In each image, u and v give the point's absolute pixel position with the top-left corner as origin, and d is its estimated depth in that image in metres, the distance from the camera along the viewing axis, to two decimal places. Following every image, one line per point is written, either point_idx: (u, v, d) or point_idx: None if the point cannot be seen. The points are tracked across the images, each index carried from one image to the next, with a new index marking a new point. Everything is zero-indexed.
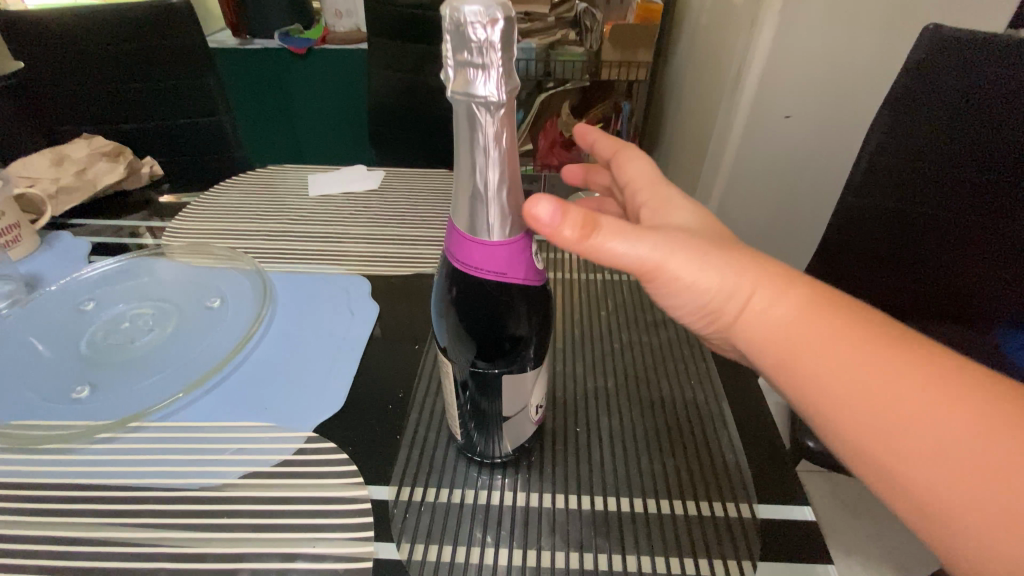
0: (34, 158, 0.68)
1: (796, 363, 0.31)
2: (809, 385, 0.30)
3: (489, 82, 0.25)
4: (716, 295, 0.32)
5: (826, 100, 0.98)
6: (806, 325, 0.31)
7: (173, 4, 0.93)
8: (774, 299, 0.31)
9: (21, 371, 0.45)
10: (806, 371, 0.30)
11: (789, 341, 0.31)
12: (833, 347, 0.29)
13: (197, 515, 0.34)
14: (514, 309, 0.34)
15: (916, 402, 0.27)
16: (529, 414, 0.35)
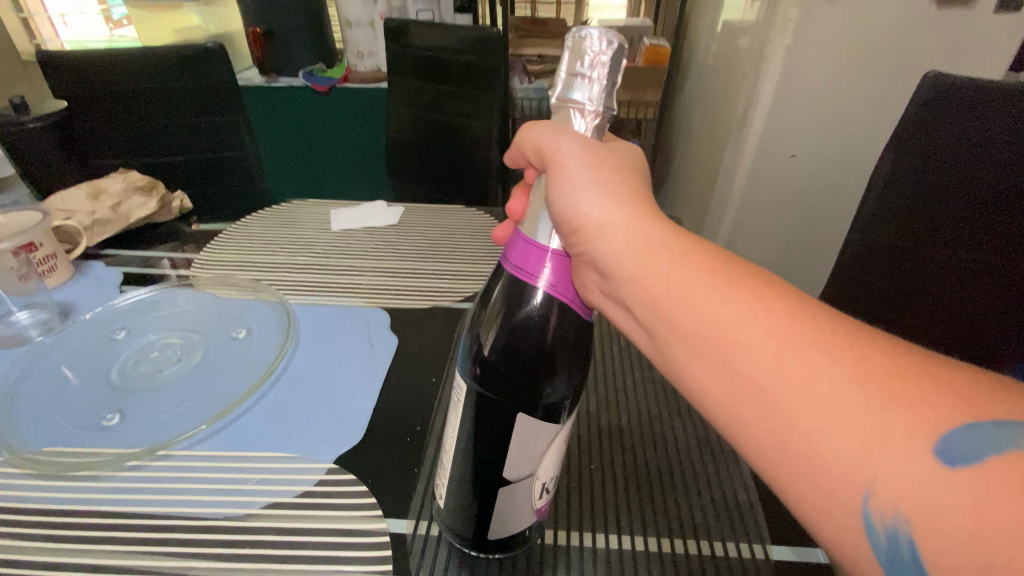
0: (73, 191, 0.71)
1: (658, 286, 0.28)
2: (670, 311, 0.27)
3: (588, 91, 0.29)
4: (588, 213, 0.30)
5: (831, 145, 0.99)
6: (662, 250, 0.28)
7: (207, 47, 0.99)
8: (643, 225, 0.30)
9: (55, 397, 0.46)
10: (656, 290, 0.28)
11: (651, 264, 0.28)
12: (695, 270, 0.27)
13: (222, 545, 0.35)
14: (556, 369, 0.35)
15: (784, 323, 0.24)
16: (535, 492, 0.31)
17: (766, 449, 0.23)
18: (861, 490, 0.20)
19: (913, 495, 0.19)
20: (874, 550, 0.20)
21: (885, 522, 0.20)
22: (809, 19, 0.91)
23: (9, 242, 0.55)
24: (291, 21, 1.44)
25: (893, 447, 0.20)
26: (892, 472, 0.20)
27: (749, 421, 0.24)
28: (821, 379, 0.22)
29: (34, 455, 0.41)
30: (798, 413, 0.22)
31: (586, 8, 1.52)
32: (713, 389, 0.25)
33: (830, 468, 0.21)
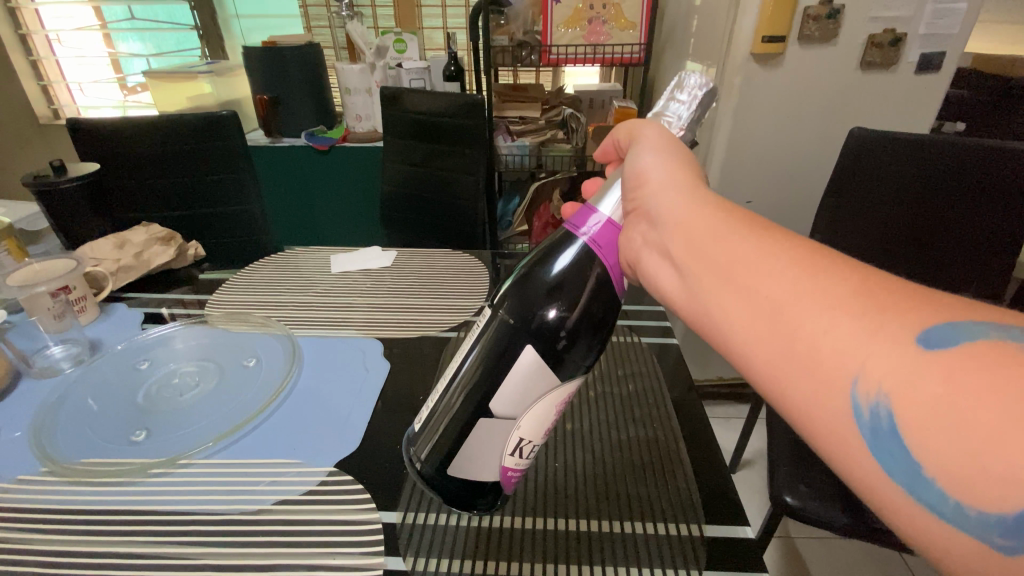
0: (100, 241, 0.79)
1: (697, 237, 0.33)
2: (709, 257, 0.31)
3: (681, 111, 0.37)
4: (657, 186, 0.36)
5: (779, 190, 1.19)
6: (712, 213, 0.33)
7: (221, 115, 1.10)
8: (691, 193, 0.35)
9: (88, 418, 0.53)
10: (698, 239, 0.33)
11: (692, 221, 0.33)
12: (733, 224, 0.32)
13: (236, 534, 0.41)
14: (577, 346, 0.36)
15: (805, 255, 0.28)
16: (510, 441, 0.35)
17: (777, 354, 0.27)
18: (853, 376, 0.24)
19: (897, 374, 0.22)
20: (861, 427, 0.23)
21: (870, 399, 0.23)
22: (750, 86, 1.07)
23: (46, 286, 0.62)
24: (296, 88, 1.59)
25: (884, 340, 0.23)
26: (880, 358, 0.23)
27: (762, 332, 0.27)
28: (830, 292, 0.26)
29: (71, 466, 0.47)
30: (807, 318, 0.26)
31: (562, 75, 1.69)
32: (737, 311, 0.29)
33: (829, 361, 0.24)
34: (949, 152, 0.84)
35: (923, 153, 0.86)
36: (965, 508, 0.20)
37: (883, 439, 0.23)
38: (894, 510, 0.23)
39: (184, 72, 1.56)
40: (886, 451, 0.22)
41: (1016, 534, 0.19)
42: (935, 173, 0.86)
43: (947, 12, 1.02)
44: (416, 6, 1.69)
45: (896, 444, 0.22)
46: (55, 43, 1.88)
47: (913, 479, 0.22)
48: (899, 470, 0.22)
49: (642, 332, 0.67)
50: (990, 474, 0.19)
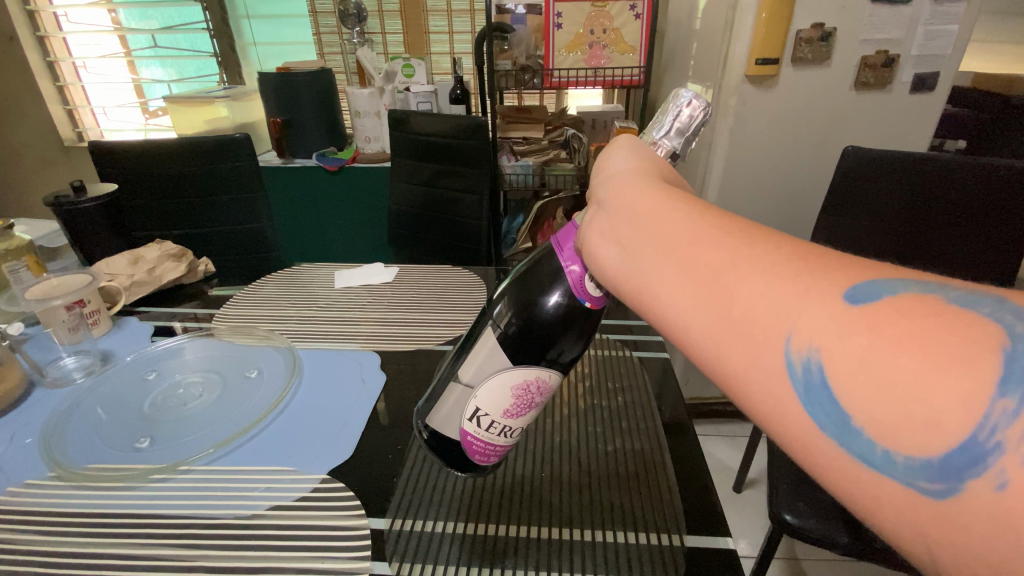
0: (115, 258, 0.83)
1: (638, 212, 0.31)
2: (650, 228, 0.30)
3: (668, 124, 0.36)
4: (618, 175, 0.35)
5: (777, 209, 1.21)
6: (657, 188, 0.32)
7: (235, 137, 1.15)
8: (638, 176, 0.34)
9: (96, 426, 0.55)
10: (640, 213, 0.31)
11: (633, 196, 0.32)
12: (675, 198, 0.31)
13: (231, 538, 0.43)
14: (562, 341, 0.40)
15: (738, 226, 0.27)
16: (468, 408, 0.38)
17: (710, 318, 0.26)
18: (785, 333, 0.23)
19: (828, 329, 0.21)
20: (794, 384, 0.23)
21: (802, 355, 0.22)
22: (745, 107, 1.09)
23: (62, 300, 0.65)
24: (308, 111, 1.65)
25: (816, 297, 0.23)
26: (810, 314, 0.22)
27: (698, 297, 0.26)
28: (761, 255, 0.25)
29: (77, 471, 0.50)
30: (740, 281, 0.25)
31: (566, 97, 1.74)
32: (675, 279, 0.28)
33: (763, 321, 0.24)
34: (942, 169, 0.85)
35: (918, 171, 0.87)
36: (894, 455, 0.19)
37: (815, 394, 0.22)
38: (826, 467, 0.22)
39: (201, 98, 1.63)
40: (819, 407, 0.22)
41: (941, 475, 0.18)
42: (929, 191, 0.87)
43: (939, 33, 1.04)
44: (424, 32, 1.75)
45: (827, 399, 0.21)
46: (81, 69, 1.97)
47: (844, 431, 0.21)
48: (830, 423, 0.21)
49: (633, 346, 0.68)
50: (917, 419, 0.19)
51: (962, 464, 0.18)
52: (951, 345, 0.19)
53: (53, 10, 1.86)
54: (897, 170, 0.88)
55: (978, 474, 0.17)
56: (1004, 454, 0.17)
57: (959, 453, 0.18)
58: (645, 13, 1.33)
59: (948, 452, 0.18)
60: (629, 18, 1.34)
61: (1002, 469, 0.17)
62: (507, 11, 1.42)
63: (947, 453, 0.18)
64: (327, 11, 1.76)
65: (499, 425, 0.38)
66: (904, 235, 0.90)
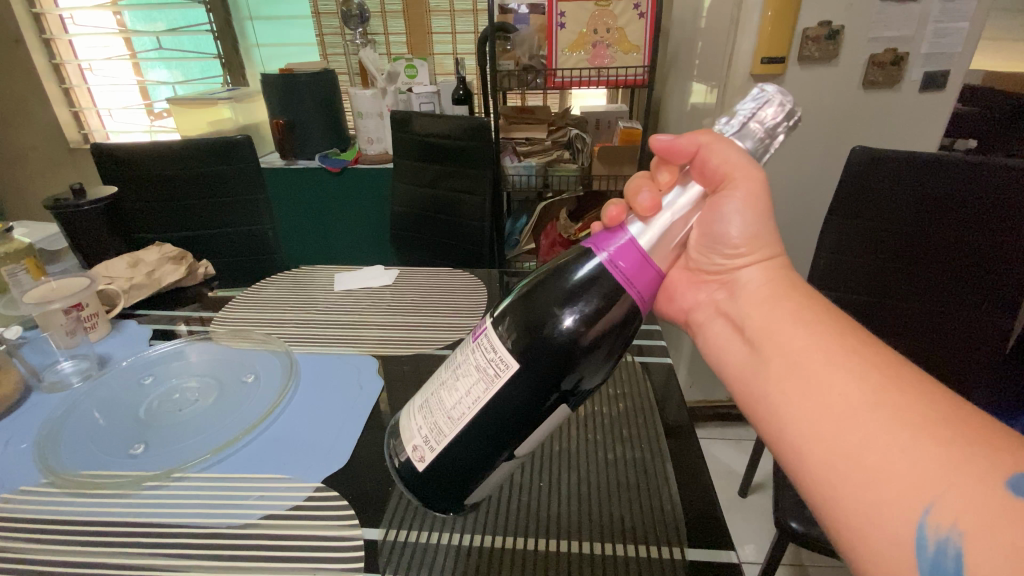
0: (115, 261, 0.82)
1: (790, 342, 0.39)
2: (801, 369, 0.37)
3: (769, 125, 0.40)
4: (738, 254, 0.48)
5: (783, 209, 1.19)
6: (807, 332, 0.39)
7: (236, 139, 1.15)
8: (762, 271, 0.47)
9: (92, 430, 0.55)
10: (790, 356, 0.39)
11: (778, 323, 0.41)
12: (830, 344, 0.37)
13: (223, 547, 0.42)
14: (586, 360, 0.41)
15: (892, 380, 0.33)
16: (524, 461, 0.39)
17: (848, 461, 0.32)
18: (925, 503, 0.28)
19: (965, 514, 0.26)
20: (926, 555, 0.27)
21: (940, 534, 0.27)
22: None
23: (60, 303, 0.65)
24: (312, 113, 1.64)
25: (957, 480, 0.27)
26: (953, 496, 0.27)
27: (845, 443, 0.32)
28: (918, 421, 0.30)
29: (72, 478, 0.49)
30: (884, 442, 0.31)
31: (570, 97, 1.73)
32: (819, 421, 0.34)
33: (907, 482, 0.29)
34: (953, 165, 0.83)
35: (930, 168, 0.84)
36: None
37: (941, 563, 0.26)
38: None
39: (205, 99, 1.63)
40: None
41: None
42: (941, 189, 0.84)
43: (950, 31, 1.02)
44: (427, 33, 1.75)
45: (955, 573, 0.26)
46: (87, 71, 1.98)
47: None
48: None
49: (635, 350, 0.67)
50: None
51: None
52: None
53: (58, 13, 1.87)
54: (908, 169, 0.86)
55: None
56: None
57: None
58: (648, 12, 1.32)
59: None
60: (633, 17, 1.33)
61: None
62: (510, 11, 1.43)
63: None
64: (330, 12, 1.76)
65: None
66: (915, 235, 0.88)
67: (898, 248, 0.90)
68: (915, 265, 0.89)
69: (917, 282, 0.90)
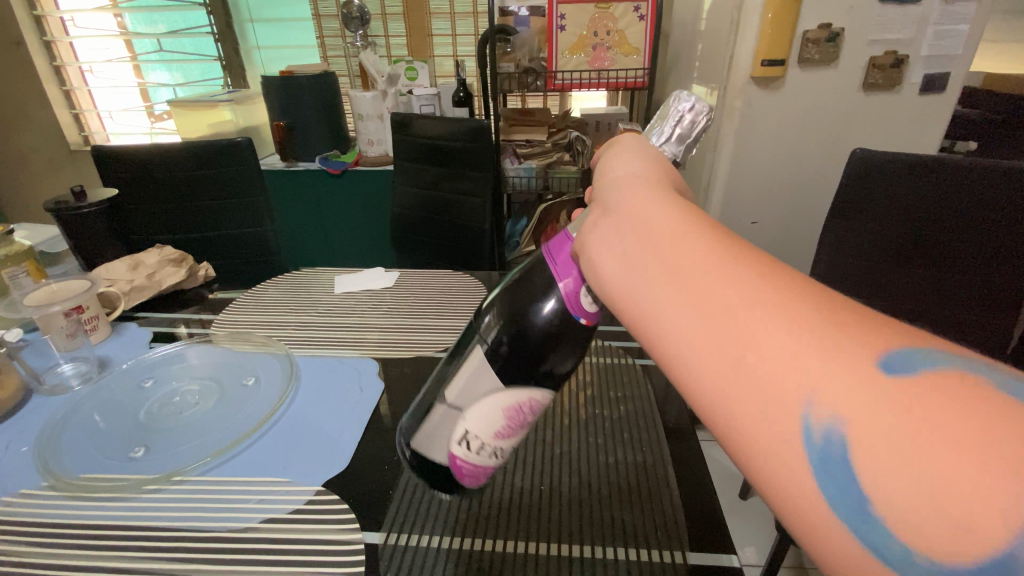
0: (115, 263, 0.82)
1: (649, 241, 0.28)
2: (667, 255, 0.27)
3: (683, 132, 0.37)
4: (613, 175, 0.34)
5: (784, 211, 1.19)
6: (670, 214, 0.29)
7: (237, 141, 1.15)
8: (626, 171, 0.34)
9: (93, 433, 0.55)
10: (651, 243, 0.28)
11: (637, 214, 0.30)
12: (693, 228, 0.27)
13: (224, 550, 0.42)
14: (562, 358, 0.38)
15: (762, 265, 0.24)
16: (457, 431, 0.37)
17: (723, 364, 0.22)
18: (805, 400, 0.20)
19: (856, 402, 0.19)
20: (810, 456, 0.19)
21: (824, 425, 0.19)
22: (751, 109, 1.08)
23: (60, 306, 0.65)
24: (312, 115, 1.64)
25: (844, 361, 0.19)
26: (840, 382, 0.19)
27: (713, 347, 0.23)
28: (794, 308, 0.22)
29: (71, 481, 0.49)
30: (762, 326, 0.22)
31: (570, 99, 1.73)
32: (684, 312, 0.25)
33: (784, 381, 0.20)
34: (955, 168, 0.82)
35: (931, 170, 0.84)
36: (913, 555, 0.17)
37: (832, 470, 0.19)
38: (831, 550, 0.19)
39: (205, 102, 1.64)
40: (835, 484, 0.19)
41: None
42: (941, 192, 0.84)
43: (949, 33, 1.02)
44: (427, 35, 1.75)
45: (846, 478, 0.18)
46: (88, 73, 1.99)
47: (860, 517, 0.18)
48: (846, 506, 0.18)
49: (635, 353, 0.67)
50: (948, 518, 0.16)
51: None
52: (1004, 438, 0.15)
53: (59, 15, 1.87)
54: (908, 170, 0.86)
55: None
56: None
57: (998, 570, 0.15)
58: (649, 14, 1.32)
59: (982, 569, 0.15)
60: (633, 19, 1.33)
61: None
62: (510, 14, 1.41)
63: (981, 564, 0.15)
64: (331, 15, 1.76)
65: (492, 449, 0.37)
66: (914, 239, 0.88)
67: (898, 250, 0.90)
68: (915, 269, 0.89)
69: (916, 283, 0.90)
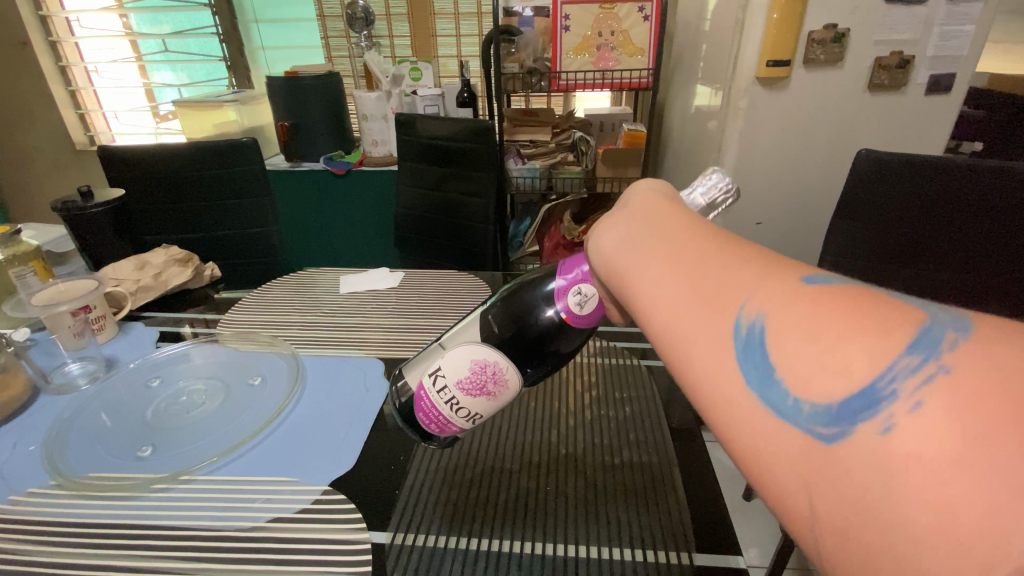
0: (122, 263, 0.83)
1: (643, 214, 0.32)
2: (656, 224, 0.31)
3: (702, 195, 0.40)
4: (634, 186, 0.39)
5: (789, 212, 1.19)
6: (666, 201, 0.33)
7: (242, 141, 1.15)
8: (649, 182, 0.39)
9: (99, 433, 0.55)
10: (644, 215, 0.32)
11: (640, 201, 0.34)
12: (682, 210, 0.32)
13: (231, 550, 0.42)
14: (562, 342, 0.42)
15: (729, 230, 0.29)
16: (432, 365, 0.39)
17: (682, 285, 0.26)
18: (740, 301, 0.23)
19: (777, 299, 0.22)
20: (735, 343, 0.23)
21: (750, 318, 0.23)
22: (756, 110, 1.08)
23: (67, 306, 0.66)
24: (316, 115, 1.65)
25: (777, 277, 0.23)
26: (768, 288, 0.23)
27: (676, 274, 0.27)
28: (747, 250, 0.26)
29: (79, 480, 0.49)
30: (719, 263, 0.26)
31: (574, 99, 1.73)
32: (657, 256, 0.29)
33: (726, 289, 0.24)
34: (962, 171, 0.82)
35: (938, 172, 0.84)
36: (801, 404, 0.20)
37: (752, 352, 0.22)
38: (737, 420, 0.22)
39: (210, 102, 1.64)
40: (750, 361, 0.22)
41: (839, 420, 0.19)
42: (947, 194, 0.84)
43: (956, 34, 1.02)
44: (431, 35, 1.75)
45: (760, 357, 0.22)
46: (93, 73, 1.99)
47: (765, 382, 0.21)
48: (755, 376, 0.22)
49: (640, 353, 0.67)
50: (833, 373, 0.20)
51: (861, 414, 0.18)
52: (880, 316, 0.20)
53: (64, 15, 1.88)
54: (914, 171, 0.85)
55: (869, 416, 0.18)
56: (895, 401, 0.17)
57: (860, 400, 0.18)
58: (653, 14, 1.32)
59: (848, 399, 0.19)
60: (638, 20, 1.33)
61: (891, 414, 0.17)
62: (515, 15, 1.42)
63: (847, 399, 0.19)
64: (335, 15, 1.77)
65: (451, 394, 0.38)
66: (920, 241, 0.88)
67: (904, 252, 0.89)
68: (920, 270, 0.89)
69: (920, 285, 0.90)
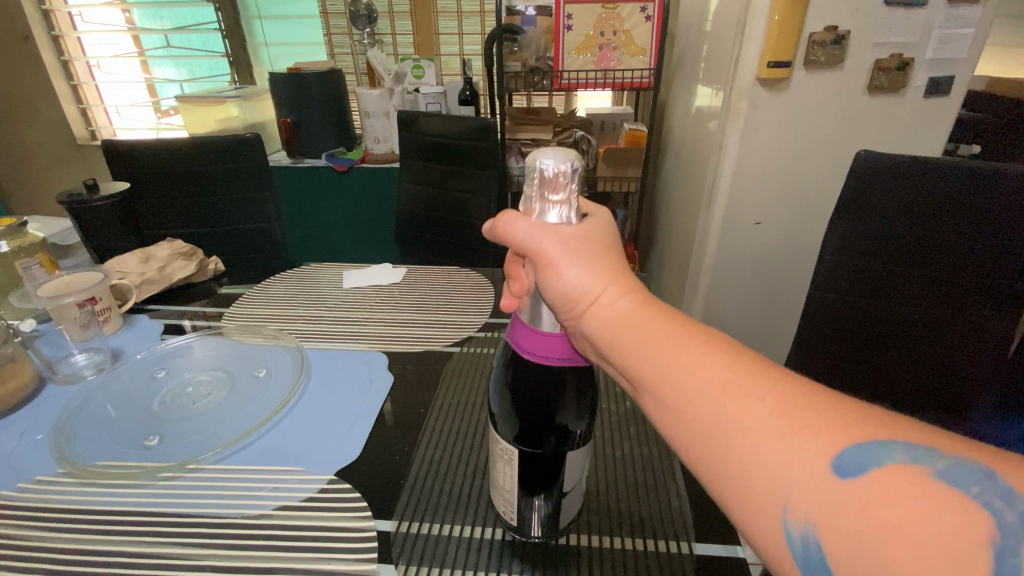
0: (127, 255, 0.83)
1: (644, 366, 0.31)
2: (664, 390, 0.30)
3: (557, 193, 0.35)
4: (580, 299, 0.35)
5: (788, 214, 1.20)
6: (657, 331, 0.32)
7: (247, 137, 1.16)
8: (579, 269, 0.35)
9: (106, 423, 0.56)
10: (643, 371, 0.31)
11: (627, 340, 0.32)
12: (678, 350, 0.30)
13: (238, 536, 0.43)
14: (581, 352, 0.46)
15: (725, 372, 0.28)
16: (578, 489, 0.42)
17: (717, 474, 0.27)
18: (787, 512, 0.25)
19: (827, 514, 0.23)
20: (795, 556, 0.24)
21: (801, 530, 0.24)
22: (757, 111, 1.09)
23: (74, 297, 0.66)
24: (318, 112, 1.65)
25: (814, 473, 0.24)
26: (811, 494, 0.24)
27: (711, 464, 0.27)
28: (769, 430, 0.26)
29: (87, 468, 0.50)
30: (749, 452, 0.26)
31: (575, 99, 1.75)
32: (687, 440, 0.29)
33: (764, 493, 0.25)
34: (974, 179, 0.82)
35: (949, 176, 0.84)
36: None
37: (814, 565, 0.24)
38: None
39: (212, 97, 1.65)
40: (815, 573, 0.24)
41: None
42: (956, 198, 0.84)
43: (954, 37, 1.04)
44: (434, 34, 1.76)
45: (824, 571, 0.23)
46: (95, 68, 2.00)
47: None
48: None
49: None
50: None
51: None
52: (945, 537, 0.21)
53: (69, 10, 1.89)
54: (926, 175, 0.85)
55: None
56: None
57: None
58: (655, 15, 1.33)
59: None
60: (640, 20, 1.33)
61: None
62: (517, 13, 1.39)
63: None
64: (338, 13, 1.78)
65: None
66: (927, 249, 0.88)
67: (903, 258, 0.90)
68: (920, 280, 0.90)
69: (920, 292, 0.91)
